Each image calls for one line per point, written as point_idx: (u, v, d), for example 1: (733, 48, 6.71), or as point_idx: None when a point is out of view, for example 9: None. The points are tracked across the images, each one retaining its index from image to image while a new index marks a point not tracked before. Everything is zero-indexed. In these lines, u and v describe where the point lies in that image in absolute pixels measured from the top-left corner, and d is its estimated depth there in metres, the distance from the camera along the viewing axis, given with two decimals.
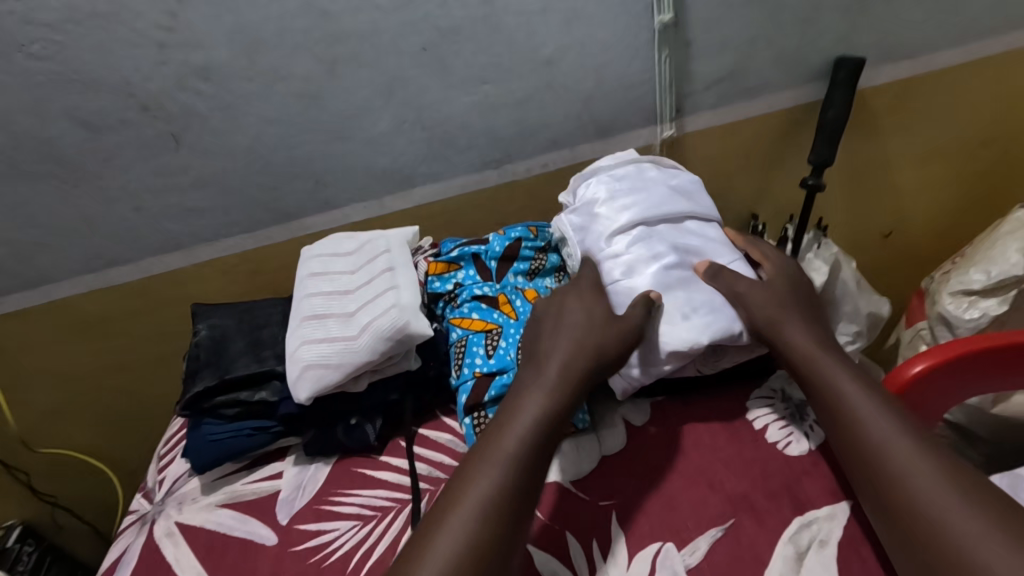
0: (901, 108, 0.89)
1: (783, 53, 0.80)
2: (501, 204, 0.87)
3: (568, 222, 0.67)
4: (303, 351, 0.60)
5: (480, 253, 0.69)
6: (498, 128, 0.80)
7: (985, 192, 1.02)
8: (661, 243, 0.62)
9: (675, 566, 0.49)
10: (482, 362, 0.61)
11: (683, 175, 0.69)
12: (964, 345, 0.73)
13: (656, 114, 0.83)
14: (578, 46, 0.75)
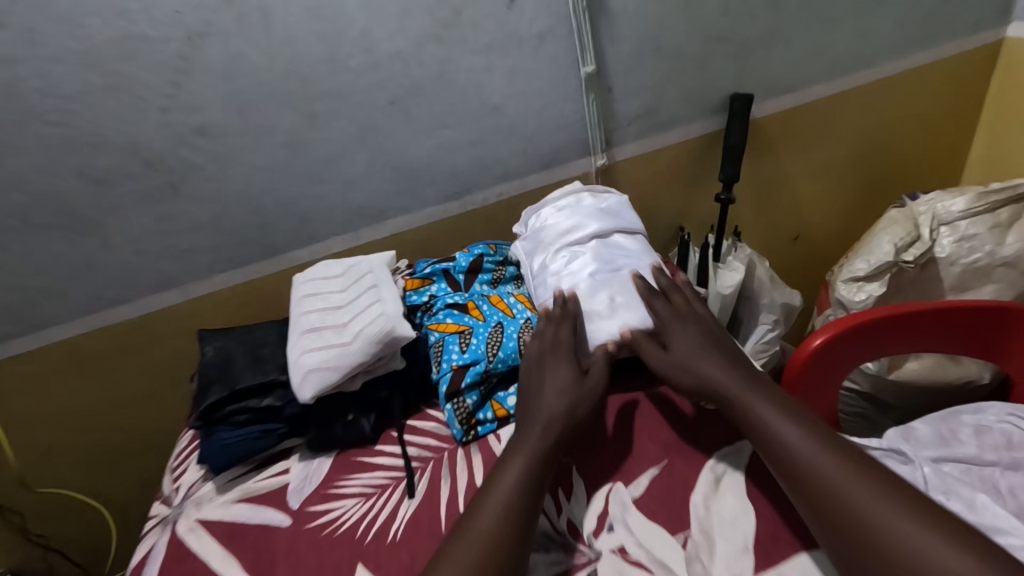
0: (789, 133, 1.08)
1: (687, 93, 0.98)
2: (464, 229, 1.01)
3: (522, 248, 0.82)
4: (305, 359, 0.70)
5: (450, 269, 0.82)
6: (457, 164, 0.94)
7: (868, 196, 1.22)
8: (593, 258, 0.74)
9: (623, 498, 0.61)
10: (457, 356, 0.73)
11: (612, 198, 0.82)
12: (860, 318, 0.88)
13: (589, 146, 0.99)
14: (520, 94, 0.91)
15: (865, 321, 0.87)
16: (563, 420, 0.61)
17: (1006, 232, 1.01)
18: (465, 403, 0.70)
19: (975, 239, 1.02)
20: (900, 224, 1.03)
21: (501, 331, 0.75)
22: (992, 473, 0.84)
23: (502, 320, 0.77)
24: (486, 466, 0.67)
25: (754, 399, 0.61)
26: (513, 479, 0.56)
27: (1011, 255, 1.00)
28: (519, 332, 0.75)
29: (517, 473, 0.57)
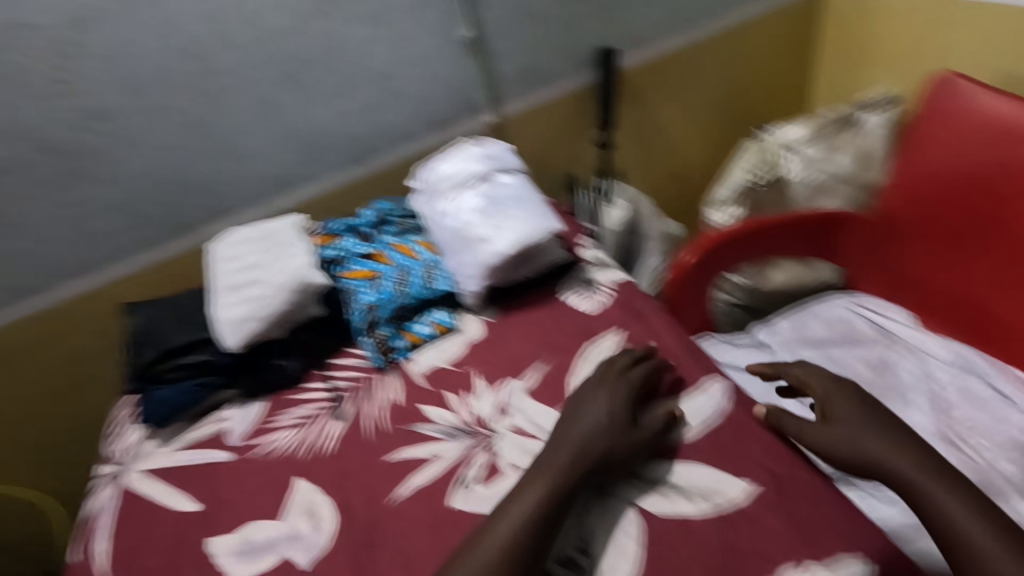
0: (655, 81, 1.21)
1: (558, 49, 1.09)
2: (371, 191, 1.06)
3: (419, 200, 0.93)
4: (228, 313, 0.78)
5: (357, 224, 0.91)
6: (355, 130, 1.01)
7: (731, 133, 1.39)
8: (479, 196, 0.85)
9: (516, 389, 0.71)
10: (371, 297, 0.83)
11: (494, 146, 0.94)
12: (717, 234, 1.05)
13: (477, 104, 1.08)
14: (407, 60, 0.99)
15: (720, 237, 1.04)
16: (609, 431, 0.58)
17: (839, 153, 1.18)
18: (381, 334, 0.81)
19: (818, 162, 1.18)
20: (754, 156, 1.23)
21: (408, 272, 0.85)
22: (831, 348, 1.04)
23: (409, 263, 0.86)
24: (404, 387, 0.76)
25: (887, 458, 0.55)
26: (526, 507, 0.53)
27: (845, 171, 1.17)
28: (424, 272, 0.85)
29: (538, 496, 0.54)
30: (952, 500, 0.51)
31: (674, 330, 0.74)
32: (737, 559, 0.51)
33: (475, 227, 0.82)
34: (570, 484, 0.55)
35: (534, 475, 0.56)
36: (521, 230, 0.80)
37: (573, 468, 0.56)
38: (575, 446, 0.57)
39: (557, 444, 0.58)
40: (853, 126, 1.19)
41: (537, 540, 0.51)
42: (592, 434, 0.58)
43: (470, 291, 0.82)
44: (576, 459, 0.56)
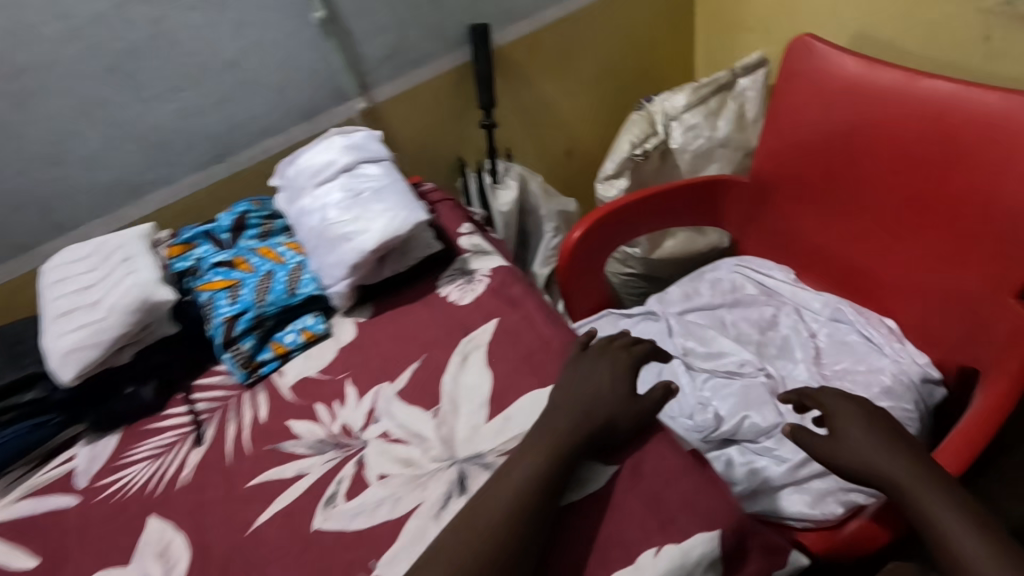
0: (535, 56, 1.18)
1: (428, 29, 1.04)
2: (238, 191, 0.99)
3: (282, 199, 0.86)
4: (60, 343, 0.69)
5: (212, 230, 0.84)
6: (209, 127, 0.93)
7: (621, 104, 1.38)
8: (341, 189, 0.80)
9: (388, 393, 0.68)
10: (227, 308, 0.76)
11: (359, 135, 0.89)
12: (604, 209, 1.05)
13: (346, 92, 1.02)
14: (255, 48, 0.91)
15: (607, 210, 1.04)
16: (611, 393, 0.59)
17: (718, 118, 1.20)
18: (241, 349, 0.74)
19: (697, 127, 1.20)
20: (638, 125, 1.23)
21: (271, 277, 0.79)
22: (722, 312, 1.07)
23: (273, 268, 0.80)
24: (271, 401, 0.71)
25: (894, 475, 0.59)
26: (529, 470, 0.53)
27: (723, 136, 1.20)
28: (288, 276, 0.80)
29: (534, 466, 0.53)
30: (947, 510, 0.55)
31: (550, 315, 0.73)
32: (602, 549, 0.51)
33: (338, 224, 0.77)
34: (568, 456, 0.54)
35: (531, 442, 0.55)
36: (384, 219, 0.75)
37: (569, 439, 0.55)
38: (572, 417, 0.57)
39: (550, 418, 0.57)
40: (730, 91, 1.21)
41: (533, 513, 0.50)
42: (595, 398, 0.58)
43: (338, 290, 0.76)
44: (573, 429, 0.55)
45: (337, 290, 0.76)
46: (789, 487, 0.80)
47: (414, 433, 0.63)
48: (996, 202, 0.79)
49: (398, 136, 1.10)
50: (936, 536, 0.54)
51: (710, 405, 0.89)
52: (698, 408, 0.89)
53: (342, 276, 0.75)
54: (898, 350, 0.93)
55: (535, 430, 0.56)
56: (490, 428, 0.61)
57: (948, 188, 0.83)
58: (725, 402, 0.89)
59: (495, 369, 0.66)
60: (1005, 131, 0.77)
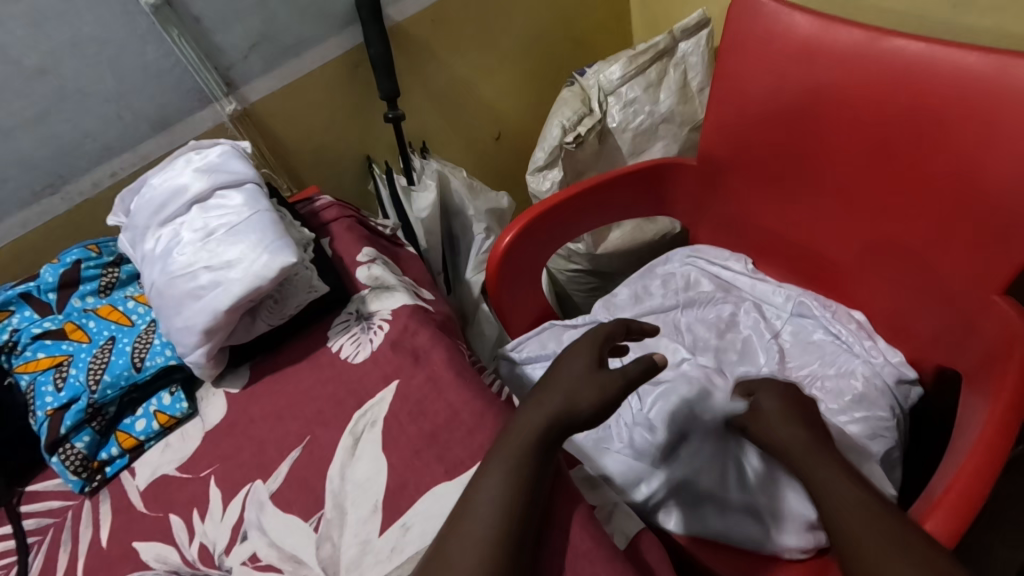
0: (443, 30, 1.01)
1: (302, 9, 0.85)
2: (85, 226, 0.81)
3: (123, 240, 0.69)
4: None
5: (33, 291, 0.66)
6: (27, 152, 0.74)
7: (552, 77, 1.22)
8: (189, 230, 0.64)
9: (260, 496, 0.54)
10: (52, 398, 0.60)
11: (212, 152, 0.70)
12: (535, 208, 0.88)
13: (208, 93, 0.83)
14: (69, 48, 0.71)
15: (538, 211, 0.88)
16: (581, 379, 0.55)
17: (659, 90, 1.06)
18: (73, 450, 0.58)
19: (637, 102, 1.05)
20: (569, 103, 1.08)
21: (111, 349, 0.63)
22: (676, 315, 0.94)
23: (115, 334, 0.64)
24: (117, 513, 0.56)
25: (865, 508, 0.49)
26: (501, 478, 0.47)
27: (667, 111, 1.06)
28: (134, 343, 0.63)
29: (476, 550, 0.43)
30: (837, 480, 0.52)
31: (461, 372, 0.59)
32: None
33: (185, 277, 0.60)
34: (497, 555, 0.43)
35: (500, 444, 0.50)
36: (243, 267, 0.59)
37: (494, 531, 0.44)
38: (495, 503, 0.46)
39: (468, 506, 0.46)
40: (671, 58, 1.07)
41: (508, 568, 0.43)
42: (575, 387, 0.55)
43: (196, 358, 0.60)
44: (499, 520, 0.44)
45: (195, 358, 0.60)
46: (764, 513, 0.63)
47: (287, 561, 0.49)
48: (981, 175, 0.64)
49: (284, 140, 0.92)
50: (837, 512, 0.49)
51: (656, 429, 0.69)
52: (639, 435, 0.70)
53: (198, 344, 0.60)
54: (869, 348, 0.81)
55: (505, 429, 0.52)
56: (383, 554, 0.47)
57: (924, 159, 0.69)
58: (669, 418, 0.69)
59: (393, 455, 0.53)
60: (988, 88, 0.63)
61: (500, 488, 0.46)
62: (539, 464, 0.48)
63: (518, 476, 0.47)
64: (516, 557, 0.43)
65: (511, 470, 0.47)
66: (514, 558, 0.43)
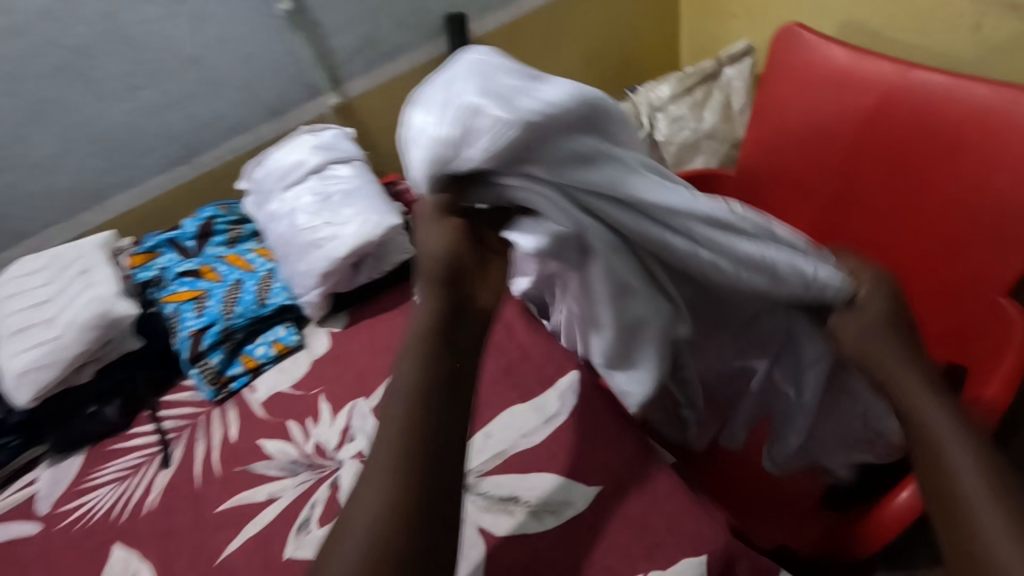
0: (515, 46, 1.14)
1: (402, 21, 1.00)
2: (206, 192, 0.95)
3: (250, 203, 0.83)
4: (15, 361, 0.66)
5: (176, 238, 0.79)
6: (171, 126, 0.88)
7: (605, 93, 1.34)
8: (309, 194, 0.77)
9: (363, 409, 0.65)
10: (194, 322, 0.73)
11: (327, 133, 0.85)
12: None
13: (317, 86, 0.97)
14: (216, 42, 0.86)
15: None
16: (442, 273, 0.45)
17: (703, 109, 1.18)
18: (209, 364, 0.71)
19: (682, 119, 1.17)
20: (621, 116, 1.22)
21: (239, 288, 0.76)
22: None
23: (242, 277, 0.77)
24: (242, 419, 0.68)
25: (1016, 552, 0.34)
26: (398, 426, 0.41)
27: (710, 128, 1.18)
28: (258, 286, 0.77)
29: (384, 503, 0.38)
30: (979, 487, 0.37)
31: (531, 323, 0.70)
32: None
33: (308, 231, 0.74)
34: (415, 501, 0.38)
35: (397, 378, 0.43)
36: (357, 224, 0.73)
37: (397, 512, 0.38)
38: (395, 445, 0.40)
39: (372, 461, 0.40)
40: (716, 81, 1.19)
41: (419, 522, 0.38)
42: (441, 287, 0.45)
43: (312, 298, 0.73)
44: (398, 465, 0.39)
45: (311, 297, 0.73)
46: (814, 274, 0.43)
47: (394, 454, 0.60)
48: (985, 194, 0.75)
49: (373, 132, 1.06)
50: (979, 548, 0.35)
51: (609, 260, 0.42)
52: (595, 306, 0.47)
53: (314, 286, 0.73)
54: None
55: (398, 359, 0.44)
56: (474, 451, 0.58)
57: (937, 176, 0.79)
58: (565, 228, 0.41)
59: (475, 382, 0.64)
60: (991, 113, 0.73)
61: (396, 431, 0.41)
62: (438, 397, 0.42)
63: (415, 416, 0.41)
64: (419, 508, 0.38)
65: (396, 440, 0.40)
66: (418, 511, 0.38)
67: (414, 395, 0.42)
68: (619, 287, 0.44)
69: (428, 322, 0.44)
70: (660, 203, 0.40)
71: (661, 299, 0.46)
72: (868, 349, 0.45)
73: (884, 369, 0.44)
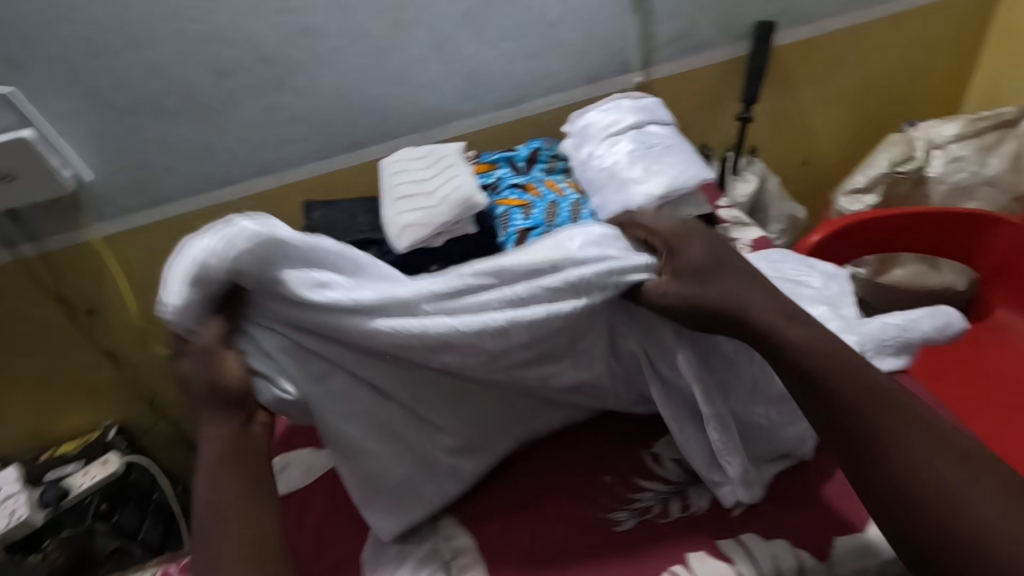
0: (805, 62, 1.21)
1: (716, 20, 1.12)
2: (516, 133, 1.16)
3: (570, 143, 1.00)
4: (402, 217, 0.88)
5: (512, 157, 0.99)
6: (515, 75, 1.09)
7: (873, 121, 1.35)
8: (628, 142, 0.92)
9: None
10: (521, 221, 0.89)
11: (647, 100, 0.99)
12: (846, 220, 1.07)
13: (629, 64, 1.13)
14: (572, 14, 1.05)
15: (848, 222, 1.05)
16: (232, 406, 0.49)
17: (990, 155, 1.15)
18: None
19: (962, 160, 1.15)
20: (897, 144, 1.20)
21: (557, 206, 0.92)
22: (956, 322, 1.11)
23: (556, 199, 0.93)
24: None
25: (942, 470, 0.42)
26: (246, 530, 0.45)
27: (992, 175, 1.14)
28: (571, 207, 0.91)
29: None
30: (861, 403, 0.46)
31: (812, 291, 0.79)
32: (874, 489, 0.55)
33: (628, 170, 0.88)
34: None
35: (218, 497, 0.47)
36: (672, 171, 0.86)
37: None
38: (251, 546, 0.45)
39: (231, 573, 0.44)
40: (1012, 130, 1.14)
41: None
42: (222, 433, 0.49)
43: None
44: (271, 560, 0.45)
45: None
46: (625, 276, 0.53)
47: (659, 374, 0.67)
48: None
49: None
50: (908, 496, 0.42)
51: (407, 345, 0.50)
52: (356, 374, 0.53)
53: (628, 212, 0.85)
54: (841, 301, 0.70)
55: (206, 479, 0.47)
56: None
57: None
58: (290, 388, 0.51)
59: None
60: None
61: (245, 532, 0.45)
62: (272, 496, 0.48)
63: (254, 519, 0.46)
64: None
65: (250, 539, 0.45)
66: None
67: (238, 515, 0.46)
68: (348, 383, 0.53)
69: (229, 457, 0.48)
70: (398, 294, 0.50)
71: (398, 451, 0.55)
72: (726, 311, 0.51)
73: (749, 330, 0.51)
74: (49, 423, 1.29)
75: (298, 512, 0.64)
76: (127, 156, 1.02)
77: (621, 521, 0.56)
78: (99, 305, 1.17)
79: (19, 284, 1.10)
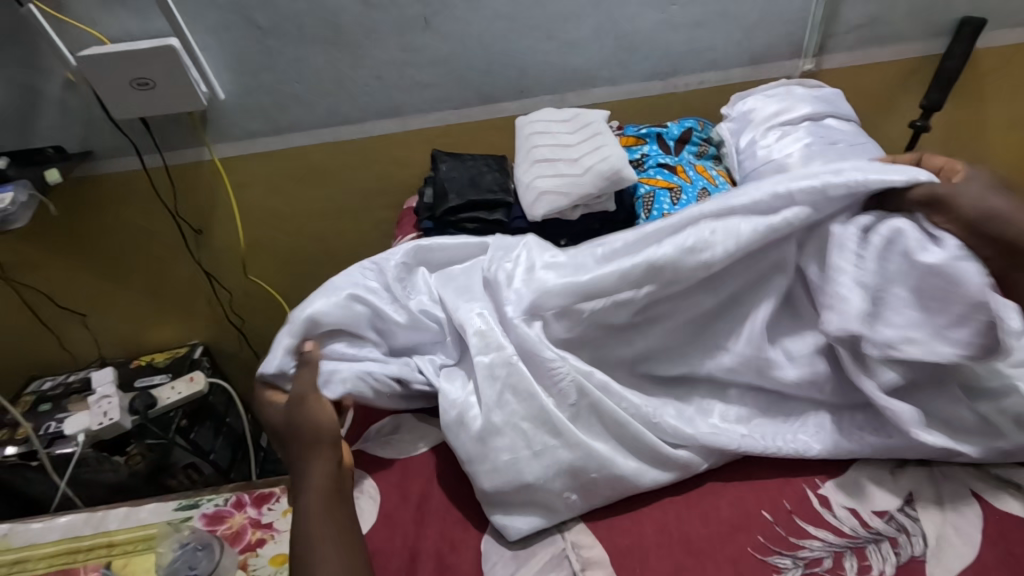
0: (1005, 71, 1.05)
1: (916, 9, 0.97)
2: (658, 109, 1.06)
3: (728, 128, 0.89)
4: (539, 182, 0.81)
5: (663, 134, 0.90)
6: (673, 45, 0.99)
7: None
8: (803, 134, 0.81)
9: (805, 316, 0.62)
10: (669, 207, 0.81)
11: (826, 89, 0.87)
12: None
13: (802, 49, 1.01)
14: None
15: None
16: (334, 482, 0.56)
17: None
18: None
19: None
20: None
21: (709, 195, 0.82)
22: None
23: (707, 187, 0.84)
24: None
25: None
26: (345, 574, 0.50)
27: None
28: None
29: None
30: None
31: None
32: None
33: (800, 166, 0.78)
34: None
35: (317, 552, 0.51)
36: None
37: None
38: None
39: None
40: None
41: None
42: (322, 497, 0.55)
43: None
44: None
45: None
46: (821, 186, 0.59)
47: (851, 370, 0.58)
48: None
49: None
50: None
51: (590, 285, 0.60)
52: (519, 366, 0.59)
53: None
54: None
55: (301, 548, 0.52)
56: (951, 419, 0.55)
57: None
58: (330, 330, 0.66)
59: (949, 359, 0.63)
60: None
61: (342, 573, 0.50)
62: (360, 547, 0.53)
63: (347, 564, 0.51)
64: None
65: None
66: None
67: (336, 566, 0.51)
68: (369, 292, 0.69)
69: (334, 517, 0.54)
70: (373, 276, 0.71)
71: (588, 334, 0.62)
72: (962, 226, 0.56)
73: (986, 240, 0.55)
74: (144, 332, 1.33)
75: (400, 486, 0.62)
76: (261, 78, 0.99)
77: (784, 569, 0.51)
78: (207, 227, 1.17)
79: (139, 193, 1.11)
